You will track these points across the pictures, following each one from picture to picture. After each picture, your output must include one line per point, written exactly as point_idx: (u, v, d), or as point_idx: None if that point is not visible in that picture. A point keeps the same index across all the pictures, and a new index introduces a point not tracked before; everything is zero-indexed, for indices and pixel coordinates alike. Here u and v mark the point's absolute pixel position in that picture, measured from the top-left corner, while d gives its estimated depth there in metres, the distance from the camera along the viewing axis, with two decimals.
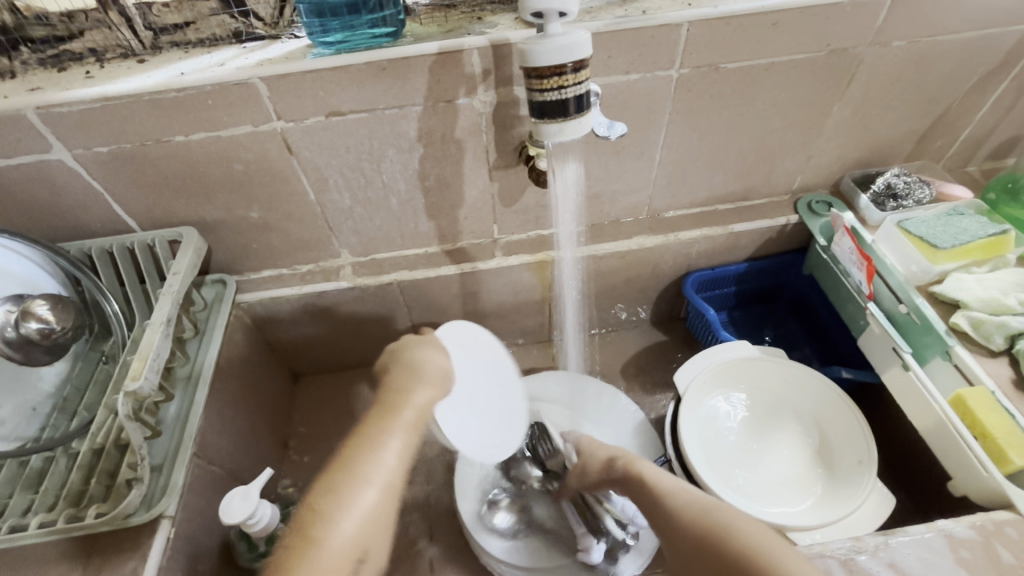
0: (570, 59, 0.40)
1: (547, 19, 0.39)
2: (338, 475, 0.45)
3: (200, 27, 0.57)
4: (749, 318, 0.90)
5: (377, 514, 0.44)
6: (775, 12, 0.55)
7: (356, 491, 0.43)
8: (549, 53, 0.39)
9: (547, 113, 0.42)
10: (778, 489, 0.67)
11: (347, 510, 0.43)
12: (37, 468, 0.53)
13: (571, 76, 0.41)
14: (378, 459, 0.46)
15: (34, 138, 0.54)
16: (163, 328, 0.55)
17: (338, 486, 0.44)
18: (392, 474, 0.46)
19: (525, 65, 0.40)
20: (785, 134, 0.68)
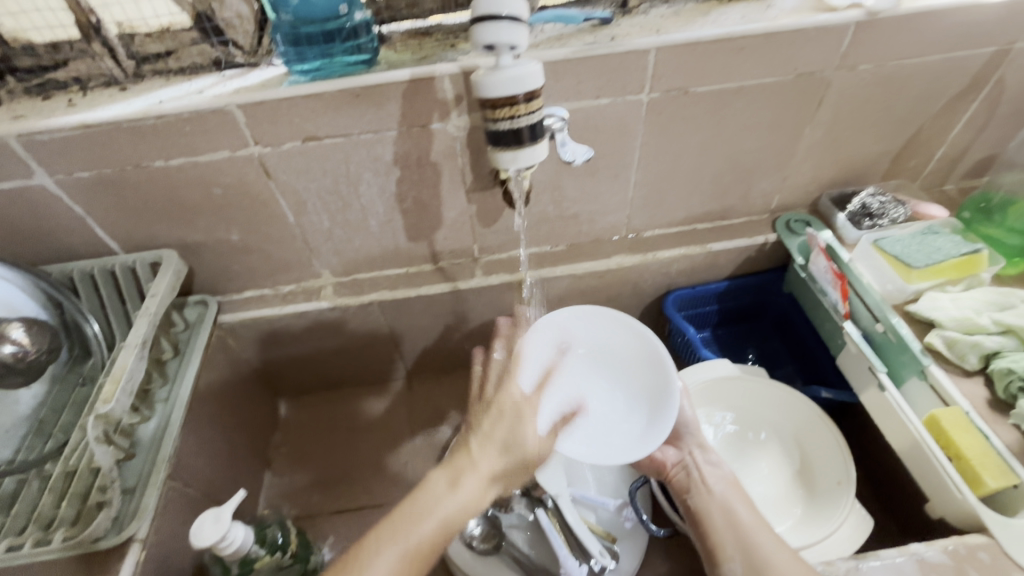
0: (521, 90, 0.42)
1: (499, 52, 0.41)
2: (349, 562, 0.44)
3: (181, 56, 0.59)
4: (733, 336, 0.90)
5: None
6: (741, 38, 0.56)
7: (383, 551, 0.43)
8: (498, 85, 0.41)
9: (501, 140, 0.44)
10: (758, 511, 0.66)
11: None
12: (10, 491, 0.54)
13: (523, 106, 0.43)
14: (372, 565, 0.43)
15: (16, 164, 0.55)
16: (138, 350, 0.55)
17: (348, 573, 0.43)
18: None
19: (479, 96, 0.42)
20: (759, 154, 0.69)
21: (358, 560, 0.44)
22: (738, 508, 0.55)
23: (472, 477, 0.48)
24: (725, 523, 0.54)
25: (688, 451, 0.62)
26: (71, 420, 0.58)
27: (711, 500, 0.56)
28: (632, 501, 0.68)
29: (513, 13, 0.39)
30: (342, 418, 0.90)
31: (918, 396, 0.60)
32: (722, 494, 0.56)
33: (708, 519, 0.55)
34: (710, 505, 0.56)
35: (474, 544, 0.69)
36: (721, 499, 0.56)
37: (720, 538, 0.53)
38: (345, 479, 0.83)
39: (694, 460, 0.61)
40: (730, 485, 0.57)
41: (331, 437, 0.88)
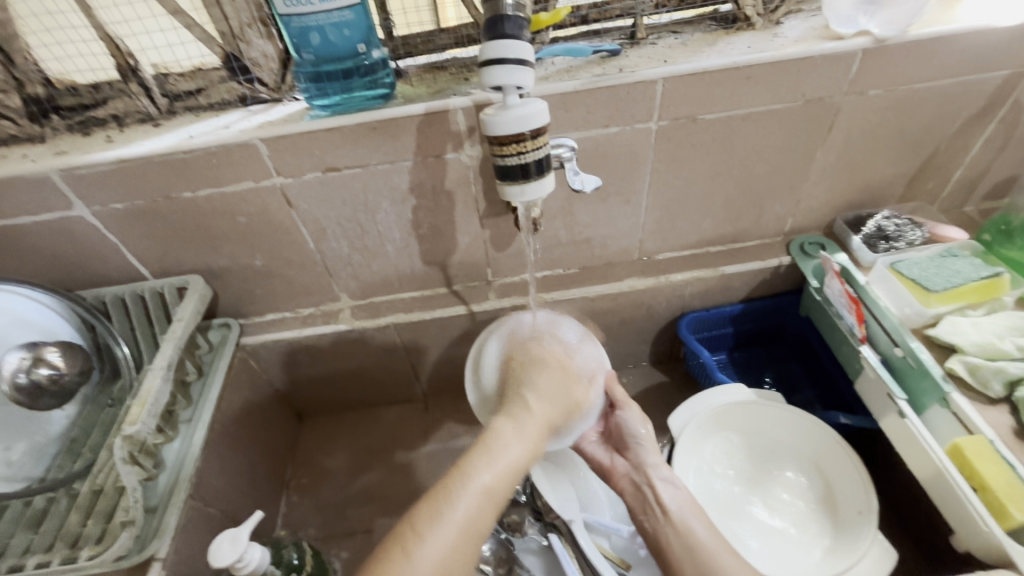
0: (528, 127, 0.43)
1: (506, 92, 0.43)
2: (429, 503, 0.43)
3: (211, 93, 0.63)
4: (749, 359, 0.89)
5: (462, 548, 0.41)
6: (748, 67, 0.57)
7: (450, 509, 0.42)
8: (506, 124, 0.43)
9: (508, 175, 0.46)
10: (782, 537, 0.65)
11: (435, 536, 0.41)
12: (40, 508, 0.56)
13: (530, 143, 0.44)
14: (457, 503, 0.43)
15: (58, 197, 0.59)
16: (163, 372, 0.58)
17: (432, 514, 0.42)
18: (478, 515, 0.43)
19: (486, 134, 0.44)
20: (771, 178, 0.69)
21: (440, 501, 0.43)
22: (694, 528, 0.54)
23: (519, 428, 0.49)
24: (683, 545, 0.53)
25: (640, 466, 0.61)
26: (100, 440, 0.60)
27: (670, 522, 0.55)
28: None
29: (519, 55, 0.41)
30: (359, 439, 0.91)
31: (940, 425, 0.59)
32: (679, 513, 0.56)
33: (662, 544, 0.54)
34: (665, 526, 0.55)
35: (488, 569, 0.67)
36: (680, 517, 0.55)
37: (681, 561, 0.52)
38: (360, 500, 0.84)
39: (647, 475, 0.60)
40: (689, 501, 0.57)
41: (346, 457, 0.89)
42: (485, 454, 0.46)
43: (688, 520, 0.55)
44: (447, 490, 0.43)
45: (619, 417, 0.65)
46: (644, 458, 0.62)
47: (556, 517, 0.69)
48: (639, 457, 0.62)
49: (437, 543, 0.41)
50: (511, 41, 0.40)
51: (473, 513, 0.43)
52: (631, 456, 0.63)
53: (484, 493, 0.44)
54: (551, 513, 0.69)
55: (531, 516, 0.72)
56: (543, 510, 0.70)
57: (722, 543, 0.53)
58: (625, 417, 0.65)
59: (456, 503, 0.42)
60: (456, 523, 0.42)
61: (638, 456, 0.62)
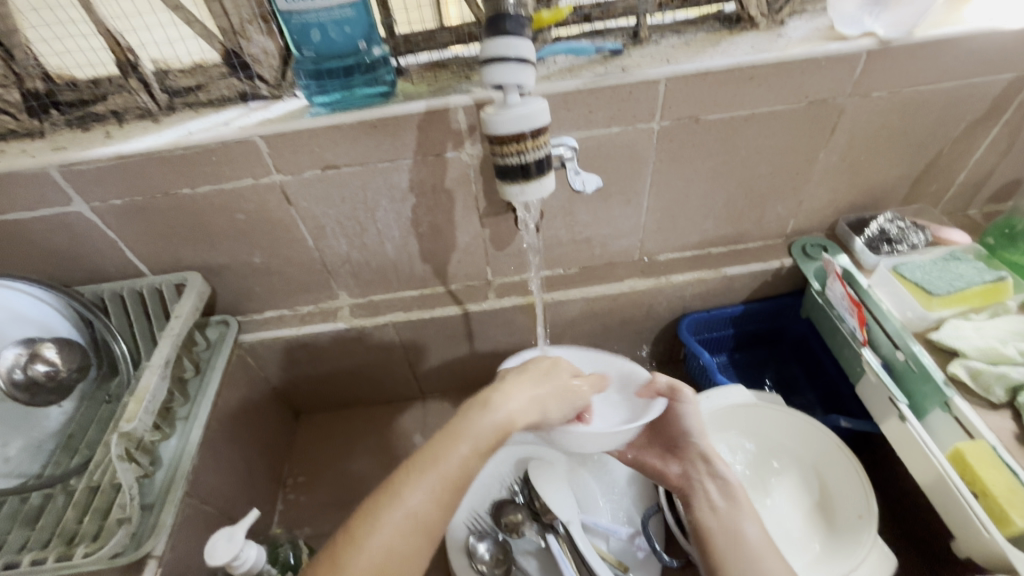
0: (528, 127, 0.43)
1: (506, 90, 0.42)
2: (379, 497, 0.43)
3: (210, 90, 0.62)
4: (750, 361, 0.89)
5: (406, 545, 0.41)
6: (751, 67, 0.57)
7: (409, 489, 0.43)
8: (506, 123, 0.43)
9: (508, 175, 0.45)
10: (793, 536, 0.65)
11: (377, 531, 0.41)
12: (36, 505, 0.56)
13: (530, 142, 0.44)
14: None
15: (56, 193, 0.59)
16: (160, 370, 0.57)
17: (380, 510, 0.42)
18: (426, 511, 0.43)
19: (486, 133, 0.44)
20: (773, 179, 0.69)
21: (390, 496, 0.43)
22: (746, 528, 0.54)
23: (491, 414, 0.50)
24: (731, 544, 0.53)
25: (692, 465, 0.62)
26: (96, 436, 0.60)
27: (718, 525, 0.55)
28: (646, 530, 0.69)
29: (519, 54, 0.40)
30: (356, 438, 0.91)
31: (941, 428, 0.58)
32: (727, 510, 0.57)
33: (710, 542, 0.55)
34: (715, 526, 0.56)
35: (484, 568, 0.68)
36: (726, 519, 0.56)
37: (724, 557, 0.53)
38: (357, 499, 0.83)
39: (699, 475, 0.61)
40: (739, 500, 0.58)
41: (344, 456, 0.88)
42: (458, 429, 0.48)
43: (737, 519, 0.55)
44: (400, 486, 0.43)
45: (678, 407, 0.64)
46: (699, 454, 0.62)
47: (554, 519, 0.69)
48: (690, 455, 0.63)
49: (392, 523, 0.41)
50: (513, 39, 0.40)
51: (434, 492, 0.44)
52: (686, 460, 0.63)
53: (437, 491, 0.44)
54: (549, 513, 0.70)
55: (529, 517, 0.71)
56: (541, 511, 0.70)
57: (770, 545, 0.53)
58: (685, 408, 0.63)
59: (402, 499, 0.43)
60: (403, 514, 0.42)
61: (691, 455, 0.63)
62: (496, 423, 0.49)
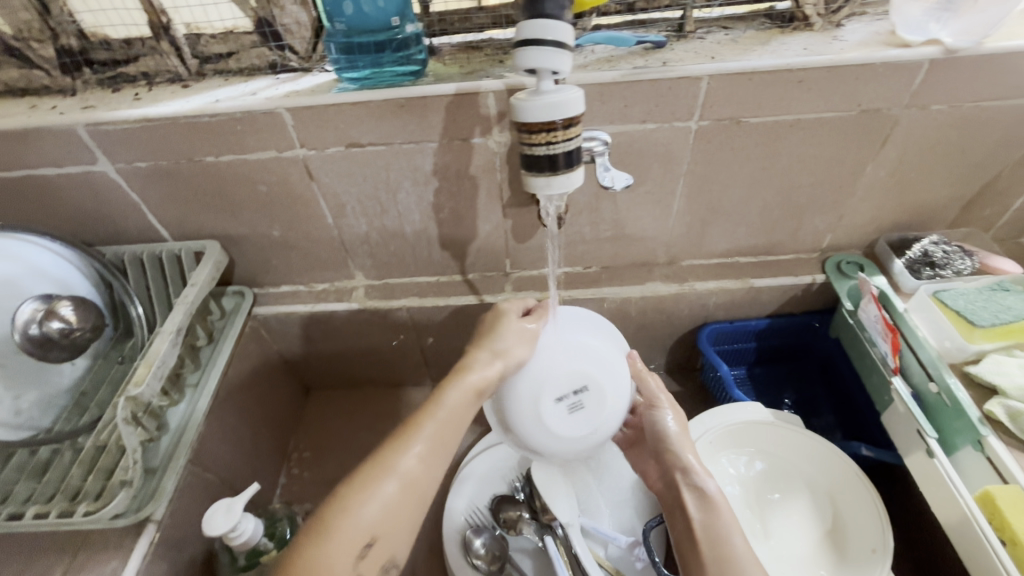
0: (559, 116, 0.41)
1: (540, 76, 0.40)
2: (366, 471, 0.47)
3: (241, 58, 0.62)
4: (770, 377, 0.85)
5: (396, 508, 0.46)
6: (801, 70, 0.54)
7: (379, 481, 0.46)
8: (537, 110, 0.40)
9: (534, 165, 0.43)
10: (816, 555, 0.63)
11: (371, 499, 0.45)
12: (43, 458, 0.56)
13: (561, 133, 0.42)
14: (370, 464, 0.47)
15: (82, 151, 0.59)
16: (172, 336, 0.57)
17: (366, 486, 0.46)
18: (415, 474, 0.48)
19: (516, 119, 0.42)
20: (814, 190, 0.66)
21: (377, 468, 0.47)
22: (732, 540, 0.53)
23: (467, 383, 0.53)
24: (713, 551, 0.53)
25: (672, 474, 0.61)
26: (108, 396, 0.61)
27: (699, 533, 0.55)
28: (646, 541, 0.65)
29: (556, 38, 0.38)
30: (362, 418, 0.91)
31: (971, 468, 0.55)
32: (705, 516, 0.56)
33: (696, 546, 0.55)
34: (696, 532, 0.56)
35: (478, 564, 0.67)
36: (706, 525, 0.55)
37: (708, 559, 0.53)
38: None
39: (677, 480, 0.61)
40: (718, 511, 0.56)
41: (349, 434, 0.89)
42: (426, 415, 0.51)
43: (722, 526, 0.55)
44: (398, 445, 0.49)
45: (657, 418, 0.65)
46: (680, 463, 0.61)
47: (553, 520, 0.68)
48: (671, 464, 0.62)
49: (367, 512, 0.45)
50: (551, 21, 0.38)
51: (409, 471, 0.47)
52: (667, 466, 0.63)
53: (424, 454, 0.49)
54: (549, 513, 0.69)
55: (528, 514, 0.71)
56: (540, 510, 0.69)
57: (752, 553, 0.53)
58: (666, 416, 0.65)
59: (392, 469, 0.47)
60: (396, 480, 0.47)
61: (671, 460, 0.62)
62: (474, 385, 0.53)
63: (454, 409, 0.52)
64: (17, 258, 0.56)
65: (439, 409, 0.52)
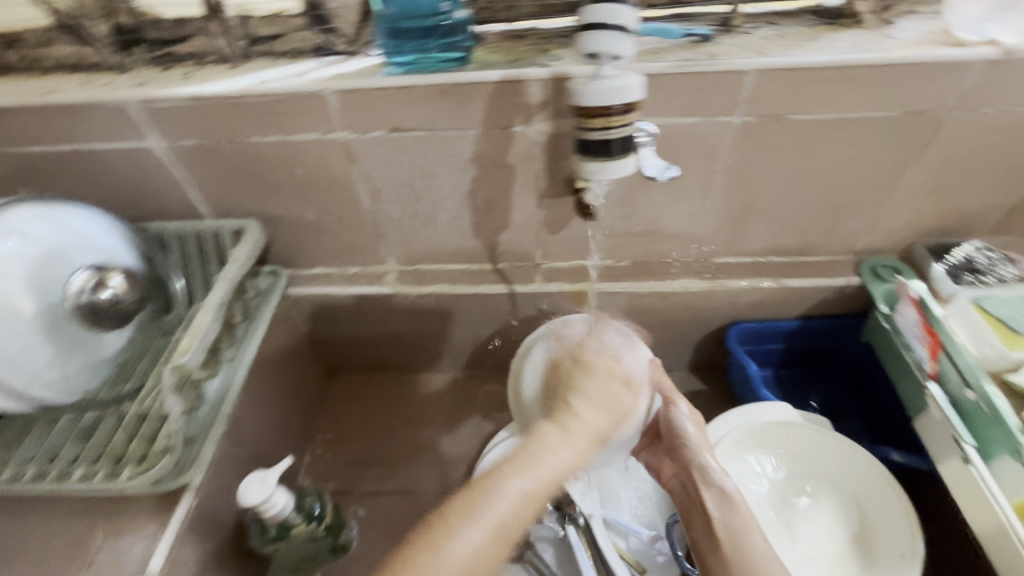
0: (618, 101, 0.41)
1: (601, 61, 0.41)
2: (465, 506, 0.42)
3: (287, 40, 0.62)
4: (796, 379, 0.84)
5: (487, 556, 0.41)
6: (850, 67, 0.53)
7: (475, 521, 0.41)
8: (597, 95, 0.41)
9: (591, 150, 0.44)
10: (842, 557, 0.63)
11: (465, 536, 0.41)
12: (88, 423, 0.59)
13: (618, 118, 0.42)
14: (474, 501, 0.42)
15: (131, 127, 0.60)
16: (215, 311, 0.59)
17: (464, 518, 0.41)
18: (512, 520, 0.42)
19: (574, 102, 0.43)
20: (854, 191, 0.65)
21: (476, 503, 0.43)
22: (749, 537, 0.53)
23: (574, 423, 0.48)
24: (729, 545, 0.53)
25: (685, 465, 0.61)
26: (150, 366, 0.64)
27: (716, 526, 0.55)
28: (669, 534, 0.66)
29: (620, 22, 0.39)
30: (384, 403, 0.91)
31: (1010, 476, 0.53)
32: (722, 519, 0.56)
33: (715, 541, 0.54)
34: (715, 529, 0.55)
35: None
36: (726, 524, 0.55)
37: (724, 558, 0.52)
38: (381, 463, 0.84)
39: (693, 476, 0.60)
40: (736, 511, 0.56)
41: (372, 417, 0.89)
42: (532, 455, 0.46)
43: (739, 526, 0.54)
44: (498, 480, 0.44)
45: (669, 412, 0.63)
46: (695, 460, 0.61)
47: (576, 511, 0.69)
48: (685, 454, 0.62)
49: (460, 548, 0.40)
50: (616, 5, 0.39)
51: (505, 516, 0.42)
52: (681, 461, 0.62)
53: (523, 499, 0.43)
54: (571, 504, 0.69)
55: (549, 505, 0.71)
56: (563, 500, 0.70)
57: (771, 552, 0.52)
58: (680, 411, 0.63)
59: (479, 516, 0.42)
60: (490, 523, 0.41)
61: (686, 455, 0.62)
62: (578, 433, 0.48)
63: (563, 453, 0.47)
64: (68, 228, 0.57)
65: (546, 454, 0.46)
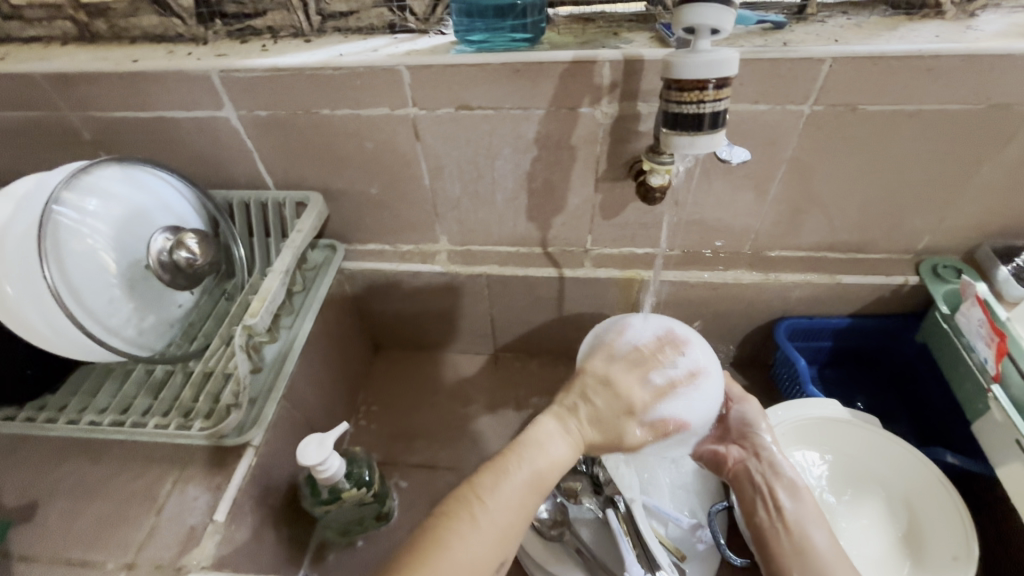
0: (715, 75, 0.43)
1: (698, 35, 0.43)
2: (449, 514, 0.43)
3: (361, 17, 0.64)
4: (843, 379, 0.83)
5: (482, 555, 0.42)
6: (932, 57, 0.52)
7: (461, 532, 0.42)
8: (695, 67, 0.43)
9: (680, 124, 0.45)
10: (891, 558, 0.62)
11: (460, 547, 0.41)
12: (159, 378, 0.62)
13: (712, 93, 0.44)
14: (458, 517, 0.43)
15: (211, 96, 0.63)
16: (282, 276, 0.61)
17: (446, 534, 0.42)
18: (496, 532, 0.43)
19: (669, 76, 0.44)
20: (922, 188, 0.64)
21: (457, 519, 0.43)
22: (812, 535, 0.53)
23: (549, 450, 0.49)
24: (800, 537, 0.53)
25: (755, 455, 0.61)
26: (214, 328, 0.67)
27: (789, 518, 0.55)
28: (711, 523, 0.67)
29: None
30: (425, 380, 0.93)
31: None
32: (794, 513, 0.55)
33: (780, 532, 0.54)
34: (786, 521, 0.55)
35: (540, 526, 0.68)
36: (797, 517, 0.55)
37: (787, 552, 0.53)
38: (421, 438, 0.85)
39: (762, 467, 0.60)
40: (807, 505, 0.56)
41: (413, 394, 0.91)
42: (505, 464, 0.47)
43: (806, 522, 0.54)
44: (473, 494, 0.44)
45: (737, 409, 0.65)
46: (768, 452, 0.61)
47: (617, 494, 0.69)
48: (754, 444, 0.62)
49: (465, 555, 0.41)
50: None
51: (491, 523, 0.43)
52: (749, 449, 0.62)
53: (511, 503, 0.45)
54: (614, 487, 0.69)
55: (590, 487, 0.71)
56: (604, 483, 0.70)
57: (837, 552, 0.52)
58: (747, 409, 0.65)
59: (512, 478, 0.46)
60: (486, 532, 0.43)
61: (758, 444, 0.62)
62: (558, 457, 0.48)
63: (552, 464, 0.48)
64: (149, 191, 0.60)
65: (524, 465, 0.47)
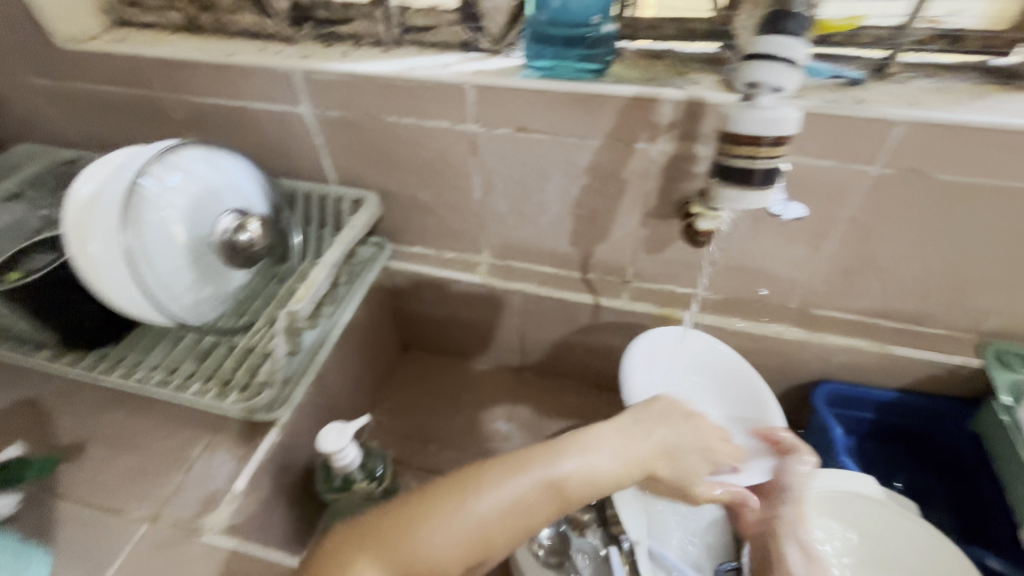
0: (772, 133, 0.43)
1: (759, 90, 0.42)
2: (452, 489, 0.46)
3: (437, 33, 0.67)
4: (881, 454, 0.78)
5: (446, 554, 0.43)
6: (1018, 132, 0.49)
7: (448, 511, 0.45)
8: (751, 122, 0.43)
9: (730, 176, 0.45)
10: None
11: (440, 527, 0.44)
12: (207, 346, 0.67)
13: (766, 149, 0.43)
14: (446, 516, 0.44)
15: (290, 92, 0.67)
16: (329, 268, 0.64)
17: (425, 517, 0.44)
18: (482, 526, 0.45)
19: (725, 128, 0.44)
20: (993, 266, 0.60)
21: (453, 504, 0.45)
22: None
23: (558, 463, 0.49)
24: None
25: (774, 515, 0.61)
26: (262, 307, 0.71)
27: None
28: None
29: (791, 55, 0.40)
30: (450, 385, 0.95)
31: None
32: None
33: None
34: None
35: (541, 554, 0.68)
36: None
37: None
38: (438, 441, 0.87)
39: (779, 526, 0.60)
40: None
41: (436, 397, 0.93)
42: (528, 462, 0.48)
43: None
44: (474, 483, 0.47)
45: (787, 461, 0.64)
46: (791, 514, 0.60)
47: (622, 533, 0.67)
48: (775, 503, 0.62)
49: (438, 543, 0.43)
50: (790, 39, 0.40)
51: (482, 516, 0.45)
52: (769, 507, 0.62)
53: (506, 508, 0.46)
54: (619, 525, 0.68)
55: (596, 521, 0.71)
56: (611, 520, 0.69)
57: None
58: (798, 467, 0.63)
59: (515, 479, 0.47)
60: (462, 528, 0.44)
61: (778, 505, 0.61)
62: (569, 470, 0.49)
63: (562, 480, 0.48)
64: (225, 173, 0.65)
65: (548, 473, 0.48)
